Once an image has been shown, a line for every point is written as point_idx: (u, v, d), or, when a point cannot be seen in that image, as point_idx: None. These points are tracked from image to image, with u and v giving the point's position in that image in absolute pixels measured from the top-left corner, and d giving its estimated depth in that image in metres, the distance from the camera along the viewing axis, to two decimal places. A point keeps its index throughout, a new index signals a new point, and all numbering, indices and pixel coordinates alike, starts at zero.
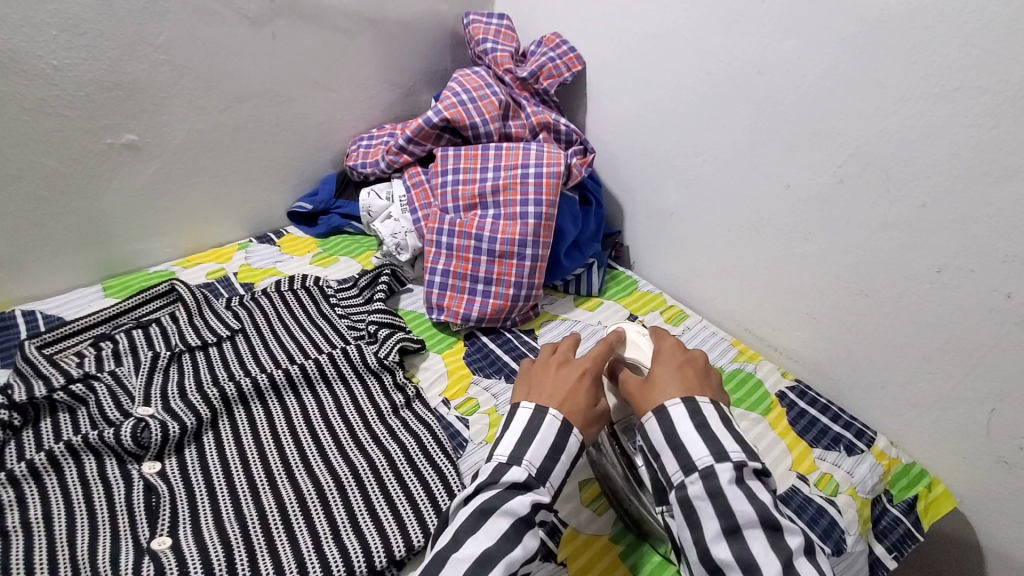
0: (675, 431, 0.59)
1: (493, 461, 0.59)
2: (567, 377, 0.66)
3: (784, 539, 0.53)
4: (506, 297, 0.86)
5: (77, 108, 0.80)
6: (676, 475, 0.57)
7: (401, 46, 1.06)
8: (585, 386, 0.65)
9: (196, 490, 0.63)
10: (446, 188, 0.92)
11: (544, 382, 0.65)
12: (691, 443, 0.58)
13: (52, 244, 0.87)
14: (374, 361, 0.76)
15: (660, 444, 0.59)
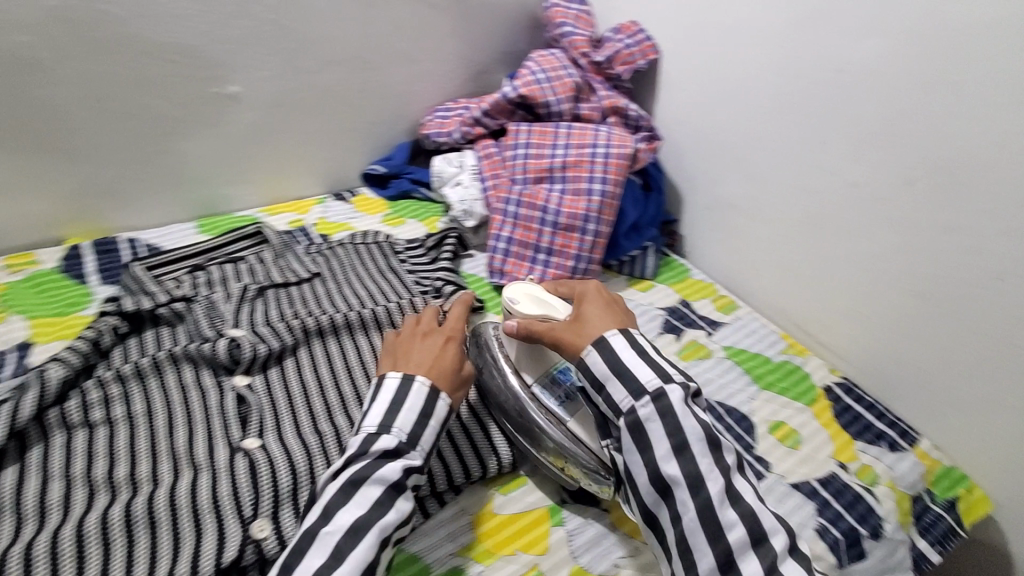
0: (615, 359, 0.61)
1: (362, 432, 0.58)
2: (428, 346, 0.65)
3: (723, 454, 0.57)
4: (565, 269, 0.90)
5: (191, 57, 0.86)
6: (624, 400, 0.60)
7: (483, 24, 1.10)
8: (442, 352, 0.65)
9: (279, 405, 0.69)
10: (516, 161, 0.96)
11: (404, 354, 0.64)
12: (636, 368, 0.60)
13: (152, 182, 0.94)
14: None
15: (601, 372, 0.61)
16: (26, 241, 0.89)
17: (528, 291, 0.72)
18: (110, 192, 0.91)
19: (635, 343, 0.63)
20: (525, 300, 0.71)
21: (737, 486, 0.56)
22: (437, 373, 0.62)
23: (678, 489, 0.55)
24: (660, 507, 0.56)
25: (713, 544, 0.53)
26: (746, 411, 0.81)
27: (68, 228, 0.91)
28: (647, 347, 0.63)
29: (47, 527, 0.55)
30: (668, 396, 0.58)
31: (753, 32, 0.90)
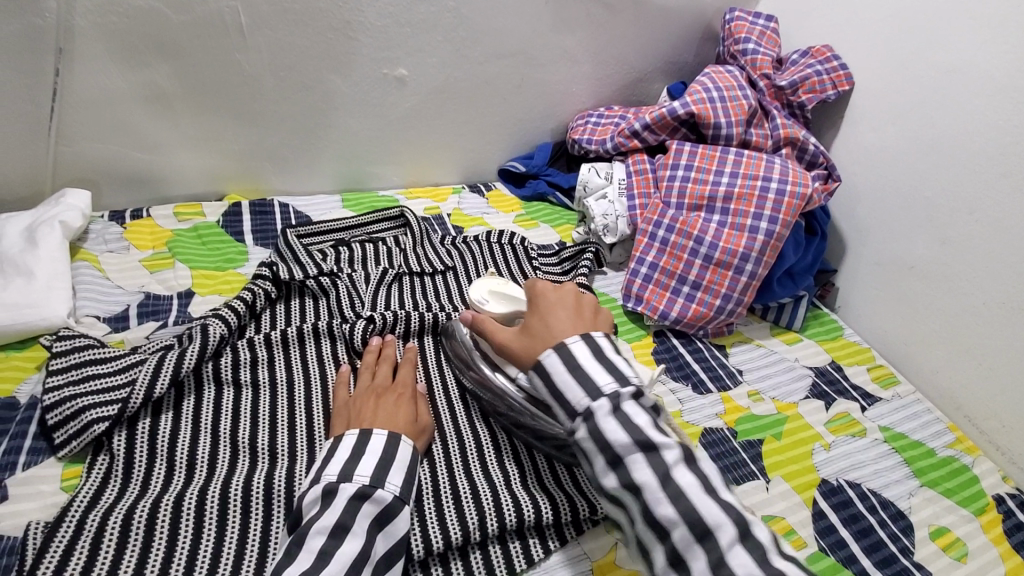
0: (572, 362, 0.54)
1: (354, 482, 0.52)
2: (399, 403, 0.62)
3: (661, 454, 0.48)
4: (710, 307, 0.83)
5: (371, 37, 0.87)
6: (580, 404, 0.52)
7: (655, 31, 1.04)
8: (402, 407, 0.62)
9: None
10: (673, 183, 0.89)
11: (364, 414, 0.60)
12: (568, 389, 0.53)
13: (312, 151, 0.96)
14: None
15: (566, 383, 0.53)
16: (193, 191, 0.94)
17: (492, 290, 0.76)
18: (272, 156, 0.95)
19: (590, 345, 0.55)
20: (491, 298, 0.75)
21: (677, 472, 0.48)
22: (401, 426, 0.60)
23: (661, 509, 0.47)
24: (649, 532, 0.48)
25: (704, 553, 0.45)
26: (902, 506, 0.70)
27: (229, 185, 0.96)
28: (609, 348, 0.56)
29: (195, 482, 0.57)
30: (636, 419, 0.50)
31: (981, 76, 0.78)
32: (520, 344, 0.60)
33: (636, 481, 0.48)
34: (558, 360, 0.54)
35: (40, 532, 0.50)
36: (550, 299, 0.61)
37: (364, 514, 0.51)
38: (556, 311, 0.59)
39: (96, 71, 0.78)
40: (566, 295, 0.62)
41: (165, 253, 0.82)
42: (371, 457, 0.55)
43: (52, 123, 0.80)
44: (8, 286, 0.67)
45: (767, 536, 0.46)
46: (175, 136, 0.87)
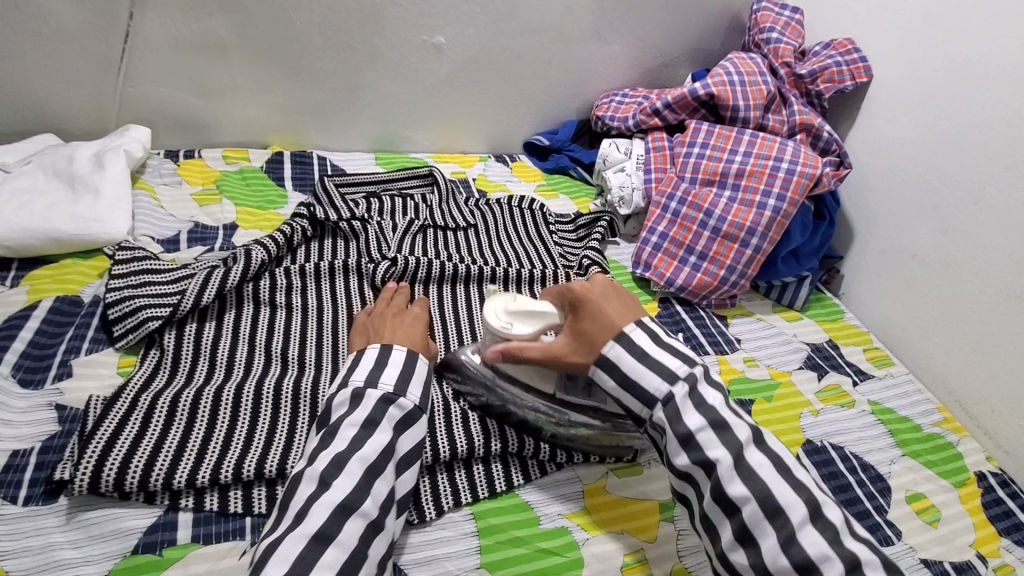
0: (636, 348, 0.55)
1: (379, 388, 0.56)
2: (413, 325, 0.67)
3: (734, 434, 0.51)
4: (715, 277, 0.88)
5: (414, 4, 0.93)
6: (658, 391, 0.54)
7: (683, 17, 1.09)
8: (416, 327, 0.66)
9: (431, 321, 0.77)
10: (688, 159, 0.94)
11: (383, 330, 0.64)
12: (643, 377, 0.54)
13: (351, 110, 1.03)
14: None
15: (639, 372, 0.54)
16: (240, 139, 1.02)
17: (507, 309, 0.63)
18: (314, 111, 1.02)
19: (647, 333, 0.56)
20: (514, 322, 0.62)
21: (752, 453, 0.51)
22: (416, 343, 0.64)
23: (732, 485, 0.50)
24: (717, 504, 0.51)
25: (776, 531, 0.48)
26: (882, 470, 0.75)
27: (273, 136, 1.03)
28: (661, 332, 0.57)
29: (233, 379, 0.63)
30: (711, 402, 0.53)
31: (994, 71, 0.81)
32: (572, 347, 0.59)
33: (715, 463, 0.51)
34: (624, 352, 0.55)
35: (100, 405, 0.57)
36: (596, 298, 0.59)
37: (389, 416, 0.55)
38: (605, 308, 0.58)
39: (164, 18, 0.85)
40: (608, 288, 0.60)
41: (213, 190, 0.89)
42: (393, 368, 0.58)
43: (122, 63, 0.88)
44: (78, 201, 0.74)
45: (839, 519, 0.49)
46: (228, 85, 0.95)
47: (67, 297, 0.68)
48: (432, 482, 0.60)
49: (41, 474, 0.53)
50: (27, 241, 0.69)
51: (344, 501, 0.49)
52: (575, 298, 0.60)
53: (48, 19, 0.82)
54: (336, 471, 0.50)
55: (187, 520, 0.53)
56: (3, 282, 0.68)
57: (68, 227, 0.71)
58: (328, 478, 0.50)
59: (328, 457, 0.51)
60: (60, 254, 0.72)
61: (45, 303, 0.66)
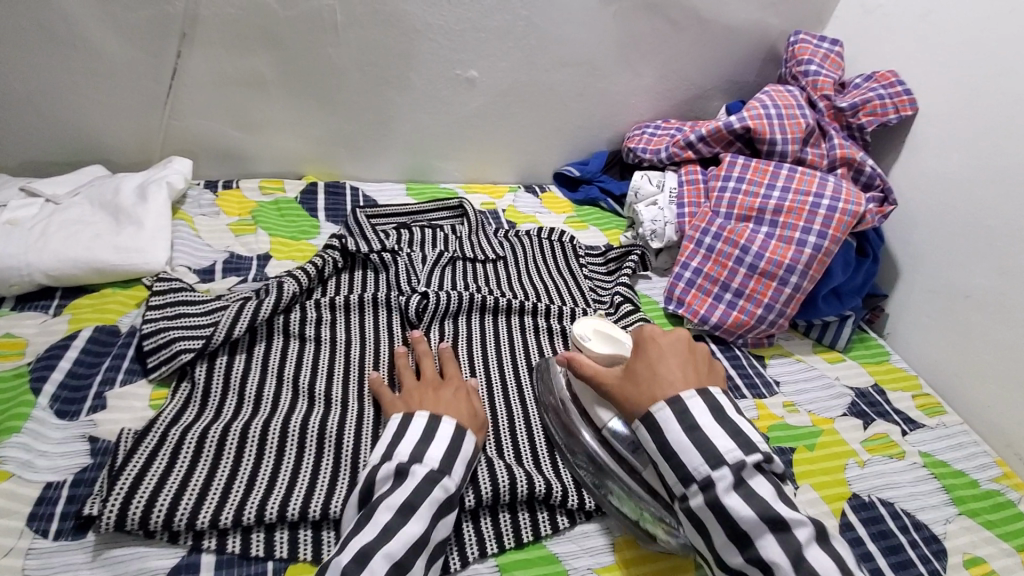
0: (687, 416, 0.52)
1: (424, 465, 0.55)
2: (461, 395, 0.64)
3: (744, 467, 0.50)
4: (752, 316, 0.84)
5: (449, 40, 0.95)
6: (697, 471, 0.51)
7: (718, 50, 1.07)
8: (462, 399, 0.63)
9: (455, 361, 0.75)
10: (724, 193, 0.92)
11: (425, 400, 0.62)
12: (686, 451, 0.52)
13: (383, 142, 1.05)
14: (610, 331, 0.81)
15: (681, 444, 0.52)
16: (276, 169, 1.04)
17: (595, 328, 0.68)
18: (349, 143, 1.04)
19: (708, 405, 0.53)
20: (594, 338, 0.67)
21: (751, 480, 0.50)
22: (462, 415, 0.61)
23: (737, 510, 0.49)
24: (731, 541, 0.49)
25: (785, 554, 0.47)
26: (936, 529, 0.69)
27: (308, 166, 1.06)
28: (724, 404, 0.54)
29: (260, 413, 0.63)
30: (720, 449, 0.51)
31: None
32: (623, 389, 0.57)
33: (724, 504, 0.49)
34: (673, 418, 0.52)
35: (130, 438, 0.58)
36: (661, 345, 0.57)
37: (432, 499, 0.53)
38: (669, 367, 0.56)
39: (210, 55, 0.89)
40: (681, 347, 0.58)
41: (249, 221, 0.91)
42: (441, 441, 0.57)
43: (169, 98, 0.91)
44: (121, 232, 0.76)
45: (841, 543, 0.50)
46: (267, 118, 0.97)
47: (105, 326, 0.69)
48: (458, 529, 0.59)
49: (72, 507, 0.53)
50: (71, 271, 0.71)
51: (422, 536, 0.51)
52: (645, 347, 0.58)
53: (103, 57, 0.86)
54: (410, 510, 0.51)
55: (210, 560, 0.52)
56: (46, 311, 0.70)
57: (111, 258, 0.73)
58: (396, 526, 0.50)
59: (379, 522, 0.51)
60: (101, 284, 0.74)
61: (84, 332, 0.68)
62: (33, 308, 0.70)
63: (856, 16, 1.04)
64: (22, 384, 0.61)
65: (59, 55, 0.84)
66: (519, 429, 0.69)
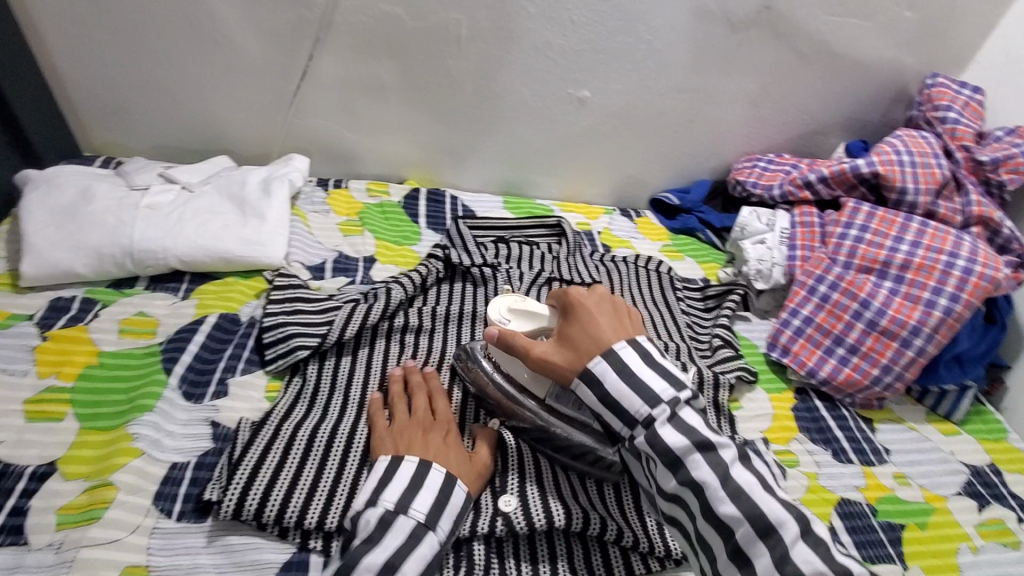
0: (622, 366, 0.51)
1: (409, 515, 0.51)
2: (451, 445, 0.59)
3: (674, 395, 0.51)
4: (865, 375, 0.80)
5: (566, 59, 0.94)
6: (639, 413, 0.51)
7: (844, 87, 1.02)
8: (452, 447, 0.58)
9: None
10: (843, 241, 0.87)
11: (414, 443, 0.58)
12: (625, 397, 0.51)
13: (487, 153, 1.06)
14: (708, 371, 0.77)
15: (619, 391, 0.51)
16: (381, 171, 1.07)
17: (512, 307, 0.65)
18: (452, 152, 1.05)
19: (638, 353, 0.52)
20: (513, 318, 0.64)
21: (685, 413, 0.51)
22: (455, 467, 0.57)
23: (671, 439, 0.49)
24: (665, 467, 0.50)
25: (712, 468, 0.48)
26: None
27: (411, 171, 1.08)
28: (653, 351, 0.53)
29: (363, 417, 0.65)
30: (654, 389, 0.51)
31: None
32: (562, 356, 0.55)
33: (659, 438, 0.50)
34: (610, 369, 0.51)
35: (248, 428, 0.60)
36: (589, 304, 0.56)
37: (421, 556, 0.50)
38: (598, 319, 0.55)
39: (336, 59, 0.92)
40: (606, 301, 0.56)
41: (356, 221, 0.94)
42: (427, 494, 0.53)
43: (294, 96, 0.96)
44: (246, 224, 0.80)
45: (808, 510, 0.49)
46: (379, 121, 1.00)
47: (229, 314, 0.73)
48: (525, 555, 0.58)
49: (194, 490, 0.56)
50: (201, 258, 0.76)
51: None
52: (574, 307, 0.56)
53: (241, 54, 0.90)
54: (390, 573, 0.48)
55: (316, 563, 0.54)
56: (176, 294, 0.74)
57: (237, 249, 0.77)
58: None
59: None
60: (224, 271, 0.78)
61: (210, 318, 0.71)
62: (164, 289, 0.75)
63: (1004, 61, 0.96)
64: (155, 363, 0.65)
65: (202, 50, 0.90)
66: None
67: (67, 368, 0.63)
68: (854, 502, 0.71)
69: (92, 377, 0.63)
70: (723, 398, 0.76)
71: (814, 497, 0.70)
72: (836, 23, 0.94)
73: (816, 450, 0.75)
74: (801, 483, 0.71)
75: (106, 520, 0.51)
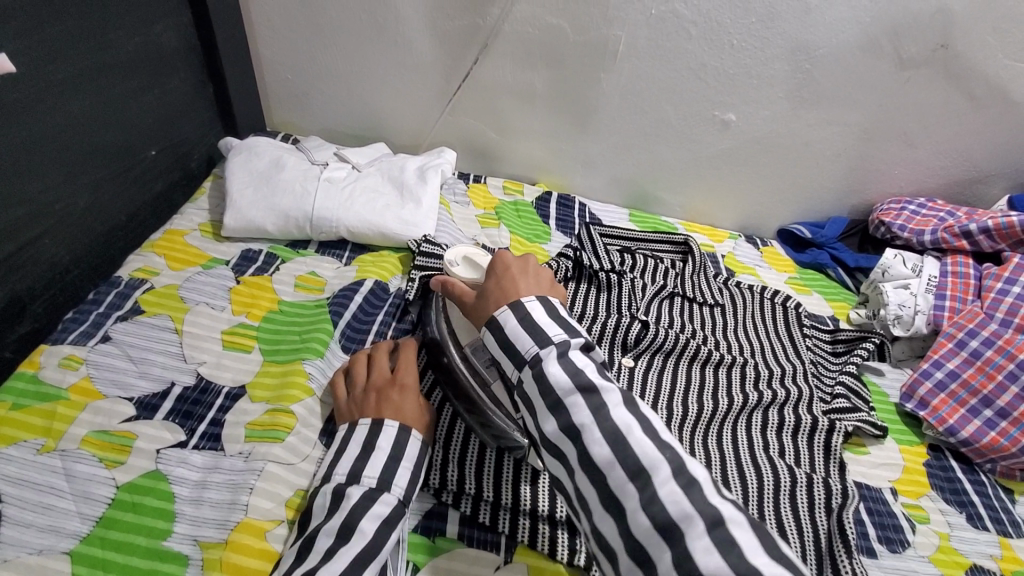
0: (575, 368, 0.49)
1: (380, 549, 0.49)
2: (405, 396, 0.60)
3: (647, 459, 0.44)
4: (1014, 442, 0.74)
5: (716, 82, 0.95)
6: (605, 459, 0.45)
7: (1021, 135, 0.95)
8: (405, 401, 0.60)
9: (658, 396, 0.76)
10: (1004, 297, 0.81)
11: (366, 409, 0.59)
12: (557, 374, 0.49)
13: (619, 166, 1.08)
14: (822, 418, 0.75)
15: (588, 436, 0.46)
16: (515, 173, 1.13)
17: (466, 256, 0.71)
18: (586, 161, 1.09)
19: (545, 308, 0.56)
20: (462, 264, 0.70)
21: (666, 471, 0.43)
22: (408, 419, 0.59)
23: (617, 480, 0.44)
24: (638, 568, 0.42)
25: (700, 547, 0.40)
26: None
27: (542, 174, 1.13)
28: (561, 311, 0.56)
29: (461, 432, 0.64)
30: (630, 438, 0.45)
31: None
32: (478, 304, 0.60)
33: (545, 373, 0.50)
34: (512, 315, 0.55)
35: None
36: (509, 263, 0.61)
37: (373, 516, 0.51)
38: (519, 282, 0.59)
39: (498, 65, 0.99)
40: (523, 265, 0.61)
41: (493, 215, 1.01)
42: (379, 456, 0.55)
43: (453, 96, 1.04)
44: (403, 206, 0.88)
45: None
46: (521, 125, 1.06)
47: (381, 282, 0.80)
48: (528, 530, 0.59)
49: None
50: (364, 231, 0.84)
51: (364, 552, 0.48)
52: (500, 271, 0.61)
53: (413, 53, 1.00)
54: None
55: (454, 517, 0.60)
56: (340, 260, 0.83)
57: (394, 227, 0.85)
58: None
59: (318, 549, 0.49)
60: (380, 245, 0.86)
61: (367, 283, 0.79)
62: (330, 254, 0.84)
63: None
64: (322, 315, 0.73)
65: (382, 48, 1.00)
66: (802, 506, 0.66)
67: (255, 309, 0.73)
68: (988, 570, 0.66)
69: (272, 321, 0.72)
70: (838, 445, 0.73)
71: (944, 558, 0.66)
72: (1019, 68, 0.89)
73: (947, 509, 0.71)
74: (932, 542, 0.68)
75: (286, 442, 0.59)
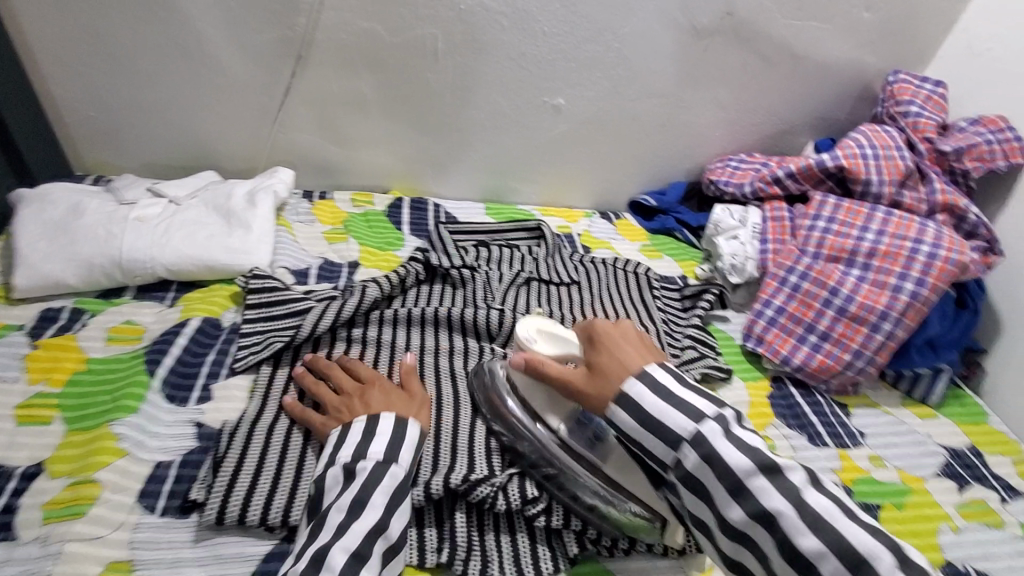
0: (661, 388, 0.53)
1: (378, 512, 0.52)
2: (386, 389, 0.62)
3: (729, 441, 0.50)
4: (838, 360, 0.82)
5: (539, 69, 0.97)
6: (687, 431, 0.51)
7: (811, 86, 1.06)
8: (388, 392, 0.61)
9: None
10: (813, 232, 0.90)
11: (356, 407, 0.60)
12: (665, 415, 0.52)
13: (467, 162, 1.08)
14: None
15: (661, 410, 0.52)
16: (365, 183, 1.10)
17: (539, 328, 0.68)
18: (433, 162, 1.08)
19: (668, 374, 0.54)
20: (540, 338, 0.66)
21: (738, 431, 0.51)
22: (396, 407, 0.60)
23: (732, 458, 0.48)
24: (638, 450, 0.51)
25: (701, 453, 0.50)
26: None
27: (394, 181, 1.10)
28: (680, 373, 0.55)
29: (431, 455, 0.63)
30: (699, 407, 0.52)
31: None
32: (590, 384, 0.56)
33: (718, 453, 0.49)
34: (647, 391, 0.53)
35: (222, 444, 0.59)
36: (604, 330, 0.58)
37: (379, 493, 0.53)
38: (623, 348, 0.56)
39: (320, 76, 0.96)
40: (630, 332, 0.59)
41: (341, 230, 0.97)
42: (381, 438, 0.56)
43: (279, 112, 0.99)
44: (232, 234, 0.82)
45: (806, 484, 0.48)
46: (358, 135, 1.03)
47: (211, 318, 0.74)
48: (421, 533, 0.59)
49: (178, 488, 0.57)
50: (187, 266, 0.78)
51: (377, 527, 0.51)
52: (600, 339, 0.58)
53: (225, 72, 0.94)
54: None
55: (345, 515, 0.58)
56: (163, 302, 0.77)
57: (223, 257, 0.79)
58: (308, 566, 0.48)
59: (330, 525, 0.50)
60: (208, 280, 0.80)
61: (193, 321, 0.73)
62: (151, 297, 0.77)
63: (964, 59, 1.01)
64: (138, 365, 0.67)
65: (190, 71, 0.93)
66: None
67: (57, 374, 0.65)
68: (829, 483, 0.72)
69: (79, 383, 0.64)
70: None
71: None
72: (797, 26, 0.98)
73: (791, 434, 0.77)
74: None
75: (91, 515, 0.53)
